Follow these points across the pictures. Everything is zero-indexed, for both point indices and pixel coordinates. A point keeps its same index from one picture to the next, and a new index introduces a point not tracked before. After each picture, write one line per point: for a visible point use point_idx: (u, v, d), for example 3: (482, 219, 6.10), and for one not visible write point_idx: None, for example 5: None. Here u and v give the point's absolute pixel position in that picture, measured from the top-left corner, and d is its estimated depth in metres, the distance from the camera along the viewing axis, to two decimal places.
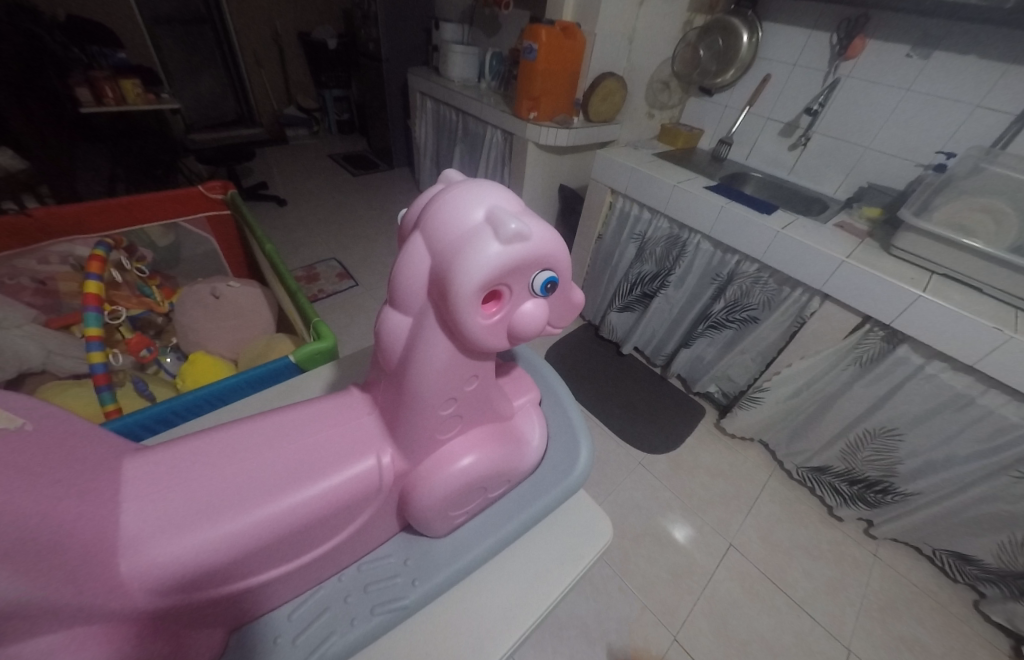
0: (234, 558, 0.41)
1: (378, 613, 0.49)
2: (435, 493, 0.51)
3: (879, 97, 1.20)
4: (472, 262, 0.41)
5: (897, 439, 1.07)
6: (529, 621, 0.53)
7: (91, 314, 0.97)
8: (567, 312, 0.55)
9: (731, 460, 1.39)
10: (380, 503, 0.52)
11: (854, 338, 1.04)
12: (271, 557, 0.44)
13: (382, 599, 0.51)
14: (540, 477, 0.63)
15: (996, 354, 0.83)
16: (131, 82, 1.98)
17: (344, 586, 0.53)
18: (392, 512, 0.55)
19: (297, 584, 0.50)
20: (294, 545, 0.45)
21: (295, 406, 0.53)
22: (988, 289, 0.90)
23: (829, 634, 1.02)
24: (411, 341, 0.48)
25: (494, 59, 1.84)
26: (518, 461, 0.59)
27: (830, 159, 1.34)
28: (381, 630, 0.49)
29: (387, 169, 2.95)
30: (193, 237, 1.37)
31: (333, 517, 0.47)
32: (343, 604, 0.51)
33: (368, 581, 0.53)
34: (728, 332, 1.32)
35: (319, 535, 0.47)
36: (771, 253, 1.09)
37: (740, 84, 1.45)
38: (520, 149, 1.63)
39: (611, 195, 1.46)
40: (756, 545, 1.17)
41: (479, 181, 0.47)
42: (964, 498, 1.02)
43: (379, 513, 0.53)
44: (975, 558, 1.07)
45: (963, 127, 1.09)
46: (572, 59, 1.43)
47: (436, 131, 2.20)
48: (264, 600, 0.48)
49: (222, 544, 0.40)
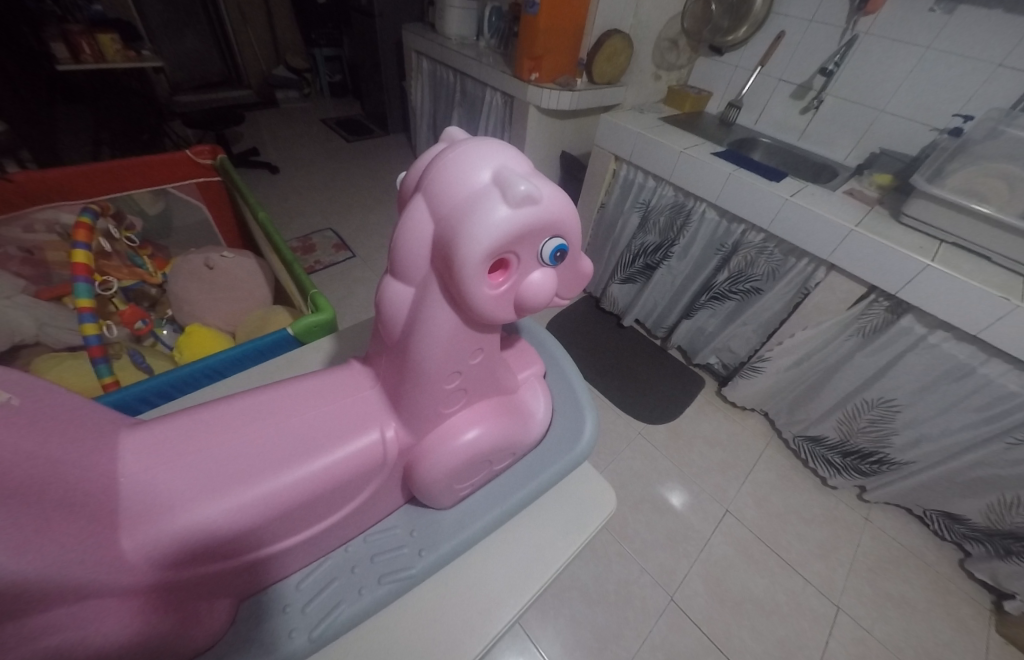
0: (240, 530, 0.41)
1: (386, 582, 0.50)
2: (441, 466, 0.52)
3: (898, 57, 1.15)
4: (477, 229, 0.39)
5: (895, 410, 1.08)
6: (533, 588, 0.55)
7: (80, 285, 0.95)
8: (576, 283, 0.53)
9: (730, 429, 1.41)
10: (386, 475, 0.52)
11: (859, 308, 1.03)
12: (277, 529, 0.45)
13: (389, 569, 0.52)
14: (545, 450, 0.63)
15: (1001, 324, 0.82)
16: (109, 37, 1.83)
17: (352, 557, 0.54)
18: (397, 484, 0.55)
19: (305, 555, 0.51)
20: (300, 518, 0.46)
21: (296, 379, 0.52)
22: (997, 258, 0.89)
23: (818, 592, 1.06)
24: (413, 312, 0.46)
25: (493, 15, 1.74)
26: (522, 434, 0.59)
27: (842, 123, 1.30)
28: (388, 599, 0.50)
29: (383, 135, 2.85)
30: (183, 205, 1.33)
31: (337, 490, 0.47)
32: (350, 573, 0.52)
33: (375, 552, 0.54)
34: (730, 303, 1.32)
35: (324, 508, 0.47)
36: (778, 222, 1.07)
37: (752, 43, 1.38)
38: (521, 113, 1.57)
39: (615, 162, 1.42)
40: (752, 510, 1.21)
41: (485, 140, 0.45)
42: (956, 464, 1.04)
43: (384, 485, 0.53)
44: (963, 517, 1.11)
45: (982, 87, 1.05)
46: (575, 15, 1.36)
47: (433, 95, 2.12)
48: (272, 571, 0.49)
49: (227, 517, 0.40)
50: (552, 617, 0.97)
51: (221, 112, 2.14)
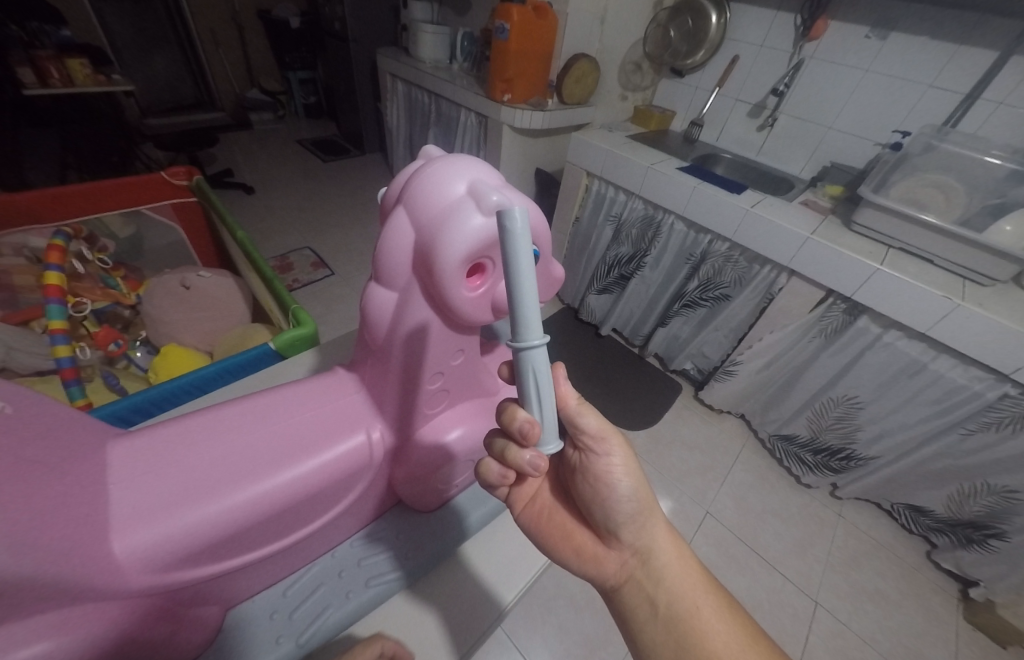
0: (231, 533, 0.42)
1: (373, 584, 0.56)
2: (425, 465, 0.57)
3: (841, 78, 1.23)
4: (455, 236, 0.42)
5: (858, 407, 1.13)
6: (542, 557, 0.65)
7: (54, 306, 0.93)
8: (548, 287, 0.56)
9: (707, 432, 1.45)
10: (373, 475, 0.54)
11: (819, 311, 1.09)
12: (270, 530, 0.45)
13: (374, 573, 0.57)
14: None
15: (946, 321, 0.89)
16: (79, 62, 1.82)
17: (339, 561, 0.58)
18: (382, 483, 0.58)
19: (289, 563, 0.53)
20: (286, 522, 0.47)
21: (284, 385, 0.53)
22: (939, 261, 0.96)
23: (797, 589, 1.09)
24: (397, 315, 0.49)
25: (465, 40, 1.80)
26: None
27: (794, 140, 1.38)
28: (375, 601, 0.55)
29: (359, 154, 2.87)
30: (156, 226, 1.31)
31: (326, 491, 0.49)
32: (338, 578, 0.56)
33: (362, 556, 0.59)
34: (702, 310, 1.37)
35: (316, 507, 0.49)
36: (741, 232, 1.13)
37: (709, 66, 1.46)
38: (495, 132, 1.61)
39: (586, 178, 1.47)
40: (730, 511, 1.24)
41: (458, 156, 0.48)
42: (916, 456, 1.09)
43: (371, 486, 0.56)
44: (928, 510, 1.16)
45: (917, 106, 1.14)
46: (544, 40, 1.42)
47: (409, 115, 2.15)
48: (258, 577, 0.51)
49: (220, 520, 0.40)
50: (539, 627, 0.98)
51: (195, 133, 2.13)
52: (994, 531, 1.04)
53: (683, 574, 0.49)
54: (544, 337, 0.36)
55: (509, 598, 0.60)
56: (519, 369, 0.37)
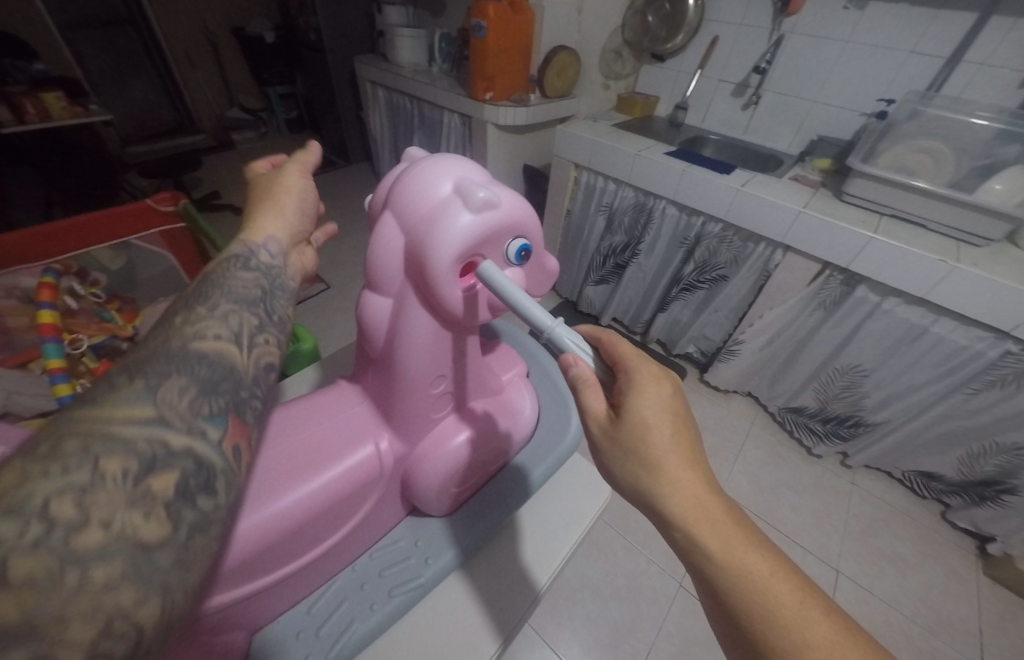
0: (250, 558, 0.42)
1: (396, 595, 0.54)
2: (436, 474, 0.56)
3: (823, 51, 1.24)
4: (444, 236, 0.42)
5: (863, 376, 1.15)
6: (570, 539, 0.66)
7: (51, 345, 0.92)
8: (543, 281, 0.55)
9: (716, 412, 1.46)
10: (385, 485, 0.55)
11: (816, 284, 1.10)
12: (285, 552, 0.45)
13: (398, 582, 0.56)
14: (537, 443, 0.71)
15: (944, 284, 0.90)
16: (53, 95, 1.78)
17: (360, 575, 0.57)
18: (395, 494, 0.58)
19: (311, 581, 0.53)
20: (302, 542, 0.47)
21: (291, 403, 0.55)
22: (932, 225, 0.97)
23: (818, 559, 1.11)
24: (394, 322, 0.49)
25: (442, 41, 1.78)
26: (511, 430, 0.65)
27: (780, 116, 1.39)
28: (401, 610, 0.54)
29: (344, 165, 2.84)
30: (147, 256, 1.29)
31: (338, 506, 0.49)
32: (360, 591, 0.55)
33: (382, 567, 0.58)
34: (700, 292, 1.38)
35: (329, 523, 0.49)
36: (734, 211, 1.13)
37: (690, 49, 1.46)
38: (480, 133, 1.60)
39: (575, 170, 1.46)
40: (745, 488, 1.25)
41: (443, 157, 0.48)
42: (923, 420, 1.11)
43: (383, 496, 0.56)
44: (938, 474, 1.17)
45: (899, 74, 1.15)
46: (522, 36, 1.40)
47: (391, 122, 2.13)
48: (280, 599, 0.51)
49: (237, 544, 0.41)
50: (568, 621, 0.98)
51: (175, 158, 2.10)
52: (1006, 487, 1.06)
53: (737, 582, 0.33)
54: (559, 318, 0.40)
55: (543, 582, 0.61)
56: (558, 360, 0.41)
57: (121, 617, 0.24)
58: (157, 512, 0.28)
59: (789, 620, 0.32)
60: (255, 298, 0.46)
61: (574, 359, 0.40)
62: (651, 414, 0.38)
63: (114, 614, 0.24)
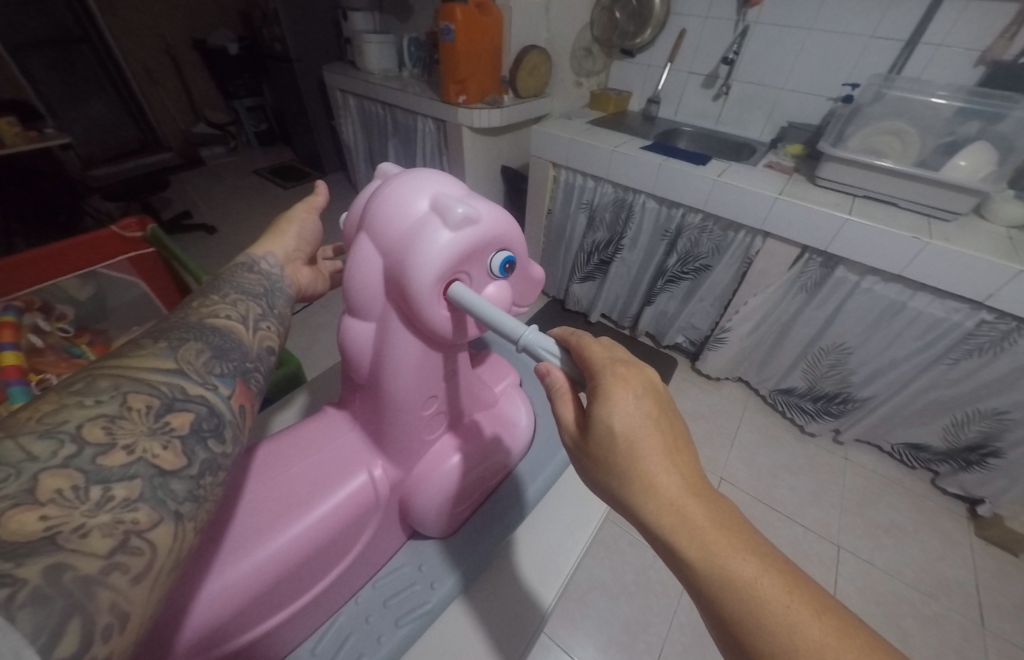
0: (246, 602, 0.41)
1: (403, 624, 0.52)
2: (435, 496, 0.55)
3: (788, 40, 1.27)
4: (424, 256, 0.40)
5: (848, 353, 1.18)
6: (577, 548, 0.64)
7: (13, 389, 0.84)
8: (530, 290, 0.55)
9: (709, 400, 1.48)
10: (382, 513, 0.53)
11: (797, 268, 1.12)
12: (283, 591, 0.44)
13: (404, 610, 0.54)
14: (536, 453, 0.71)
15: (919, 260, 0.92)
16: (6, 121, 1.69)
17: (364, 607, 0.55)
18: (394, 520, 0.57)
19: (313, 618, 0.51)
20: (300, 580, 0.46)
21: (278, 436, 0.53)
22: (904, 204, 0.99)
23: (819, 536, 1.13)
24: (378, 346, 0.48)
25: (411, 45, 1.77)
26: (508, 443, 0.64)
27: (750, 105, 1.42)
28: (409, 640, 0.52)
29: (318, 176, 2.79)
30: (116, 284, 1.24)
31: (335, 540, 0.47)
32: (365, 625, 0.53)
33: (387, 596, 0.56)
34: (685, 283, 1.39)
35: (327, 558, 0.47)
36: (712, 201, 1.14)
37: (659, 43, 1.48)
38: (456, 136, 1.59)
39: (553, 169, 1.46)
40: (744, 473, 1.26)
41: (417, 172, 0.46)
42: (908, 392, 1.14)
43: (382, 523, 0.55)
44: (925, 444, 1.21)
45: (861, 59, 1.18)
46: (492, 37, 1.39)
47: (365, 130, 2.10)
48: (282, 640, 0.49)
49: (231, 590, 0.39)
50: (581, 622, 0.98)
51: (140, 180, 2.03)
52: (990, 450, 1.10)
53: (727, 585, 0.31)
54: (526, 325, 0.39)
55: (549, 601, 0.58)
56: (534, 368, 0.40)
57: (136, 535, 0.28)
58: (172, 445, 0.33)
59: (780, 625, 0.29)
60: (260, 293, 0.51)
61: (546, 368, 0.39)
62: (628, 408, 0.35)
63: (129, 530, 0.28)
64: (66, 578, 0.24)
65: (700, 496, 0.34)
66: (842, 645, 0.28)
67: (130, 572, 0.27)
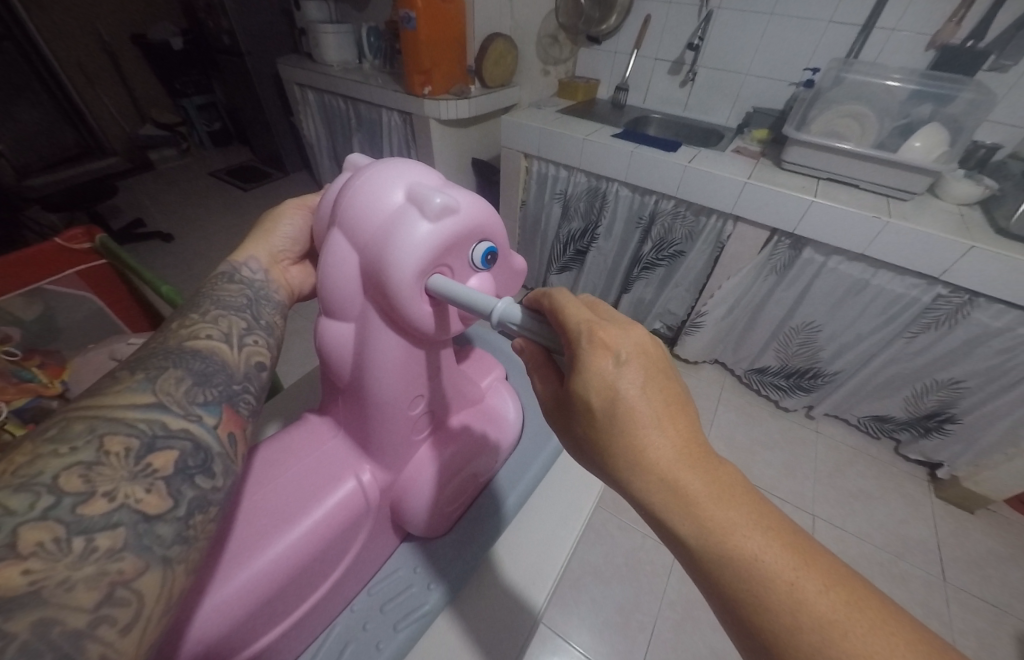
0: (236, 624, 0.39)
1: (402, 627, 0.52)
2: (425, 496, 0.54)
3: (750, 25, 1.27)
4: (402, 250, 0.39)
5: (817, 331, 1.22)
6: (570, 537, 0.66)
7: None
8: (513, 281, 0.54)
9: (689, 383, 1.51)
10: (374, 518, 0.52)
11: (767, 251, 1.15)
12: (276, 607, 0.43)
13: (402, 614, 0.54)
14: (526, 447, 0.72)
15: (880, 238, 0.96)
16: None
17: (361, 614, 0.55)
18: (386, 524, 0.56)
19: (308, 630, 0.51)
20: (292, 594, 0.44)
21: (261, 445, 0.51)
22: (864, 183, 1.02)
23: (795, 507, 1.18)
24: (359, 346, 0.46)
25: (370, 35, 1.70)
26: (497, 438, 0.64)
27: (716, 91, 1.43)
28: (409, 643, 0.52)
29: (282, 175, 2.67)
30: (66, 300, 1.16)
31: (327, 551, 0.46)
32: (364, 631, 0.53)
33: (383, 601, 0.56)
34: (660, 270, 1.41)
35: (320, 569, 0.46)
36: (685, 187, 1.15)
37: (624, 29, 1.47)
38: (423, 129, 1.54)
39: (525, 160, 1.45)
40: (723, 451, 1.31)
41: (388, 162, 0.45)
42: (872, 366, 1.20)
43: (374, 528, 0.54)
44: (889, 416, 1.27)
45: (821, 44, 1.20)
46: (452, 24, 1.35)
47: (327, 125, 2.02)
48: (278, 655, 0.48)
49: (219, 613, 0.38)
50: (573, 609, 1.00)
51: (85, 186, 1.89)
52: (946, 417, 1.16)
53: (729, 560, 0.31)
54: (494, 303, 0.37)
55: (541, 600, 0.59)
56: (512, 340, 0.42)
57: (122, 584, 0.26)
58: (157, 486, 0.31)
59: (784, 599, 0.29)
60: (244, 303, 0.48)
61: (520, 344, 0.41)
62: (630, 388, 0.34)
63: (114, 581, 0.26)
64: (54, 633, 0.23)
65: (704, 475, 0.33)
66: (849, 613, 0.28)
67: (119, 623, 0.25)
